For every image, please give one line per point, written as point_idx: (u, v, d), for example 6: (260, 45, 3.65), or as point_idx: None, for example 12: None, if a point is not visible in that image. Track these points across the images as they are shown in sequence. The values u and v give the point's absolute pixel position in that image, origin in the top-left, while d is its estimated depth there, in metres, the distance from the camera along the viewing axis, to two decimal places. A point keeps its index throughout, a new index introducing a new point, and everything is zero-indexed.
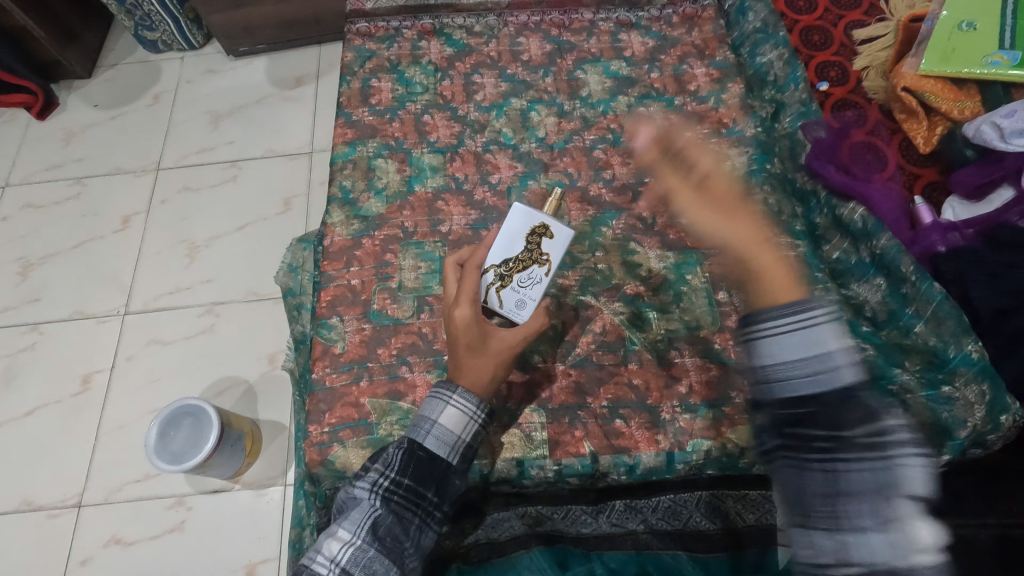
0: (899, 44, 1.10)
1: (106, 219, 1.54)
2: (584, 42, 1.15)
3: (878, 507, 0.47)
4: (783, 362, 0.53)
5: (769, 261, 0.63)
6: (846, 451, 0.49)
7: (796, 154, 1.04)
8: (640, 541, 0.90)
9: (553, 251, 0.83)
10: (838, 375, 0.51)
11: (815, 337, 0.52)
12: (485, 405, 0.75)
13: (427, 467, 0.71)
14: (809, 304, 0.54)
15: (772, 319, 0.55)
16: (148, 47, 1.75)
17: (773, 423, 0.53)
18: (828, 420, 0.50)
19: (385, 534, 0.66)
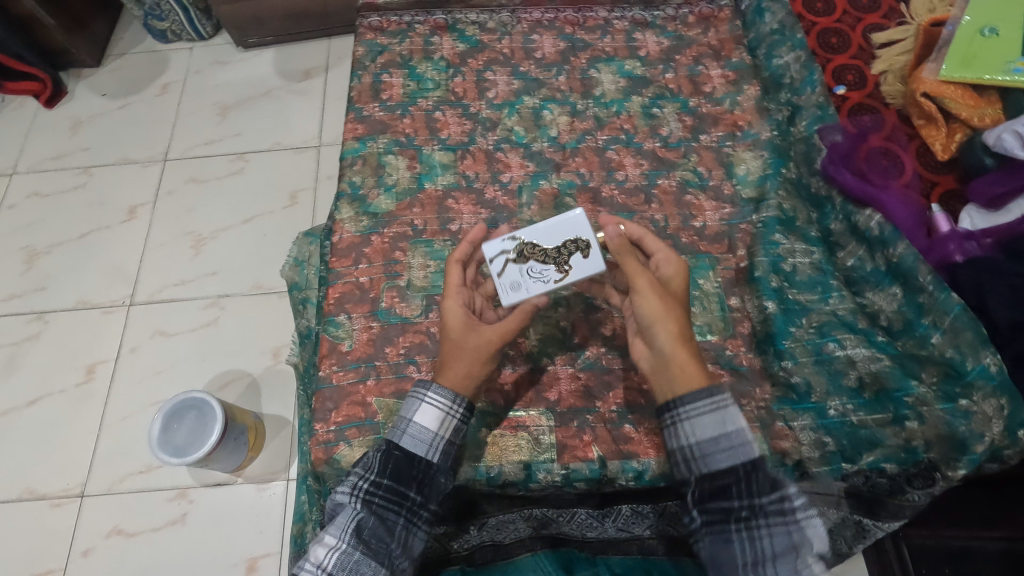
0: (919, 48, 1.09)
1: (112, 209, 1.54)
2: (598, 40, 1.14)
3: (792, 566, 0.61)
4: (702, 442, 0.68)
5: (677, 320, 0.71)
6: (763, 517, 0.63)
7: (811, 158, 1.03)
8: (644, 547, 0.93)
9: (577, 268, 0.78)
10: (748, 449, 0.66)
11: (726, 419, 0.67)
12: (461, 399, 0.73)
13: (405, 467, 0.70)
14: (718, 398, 0.68)
15: (688, 406, 0.69)
16: (157, 37, 1.74)
17: (701, 500, 0.66)
18: (741, 490, 0.65)
19: (370, 537, 0.66)
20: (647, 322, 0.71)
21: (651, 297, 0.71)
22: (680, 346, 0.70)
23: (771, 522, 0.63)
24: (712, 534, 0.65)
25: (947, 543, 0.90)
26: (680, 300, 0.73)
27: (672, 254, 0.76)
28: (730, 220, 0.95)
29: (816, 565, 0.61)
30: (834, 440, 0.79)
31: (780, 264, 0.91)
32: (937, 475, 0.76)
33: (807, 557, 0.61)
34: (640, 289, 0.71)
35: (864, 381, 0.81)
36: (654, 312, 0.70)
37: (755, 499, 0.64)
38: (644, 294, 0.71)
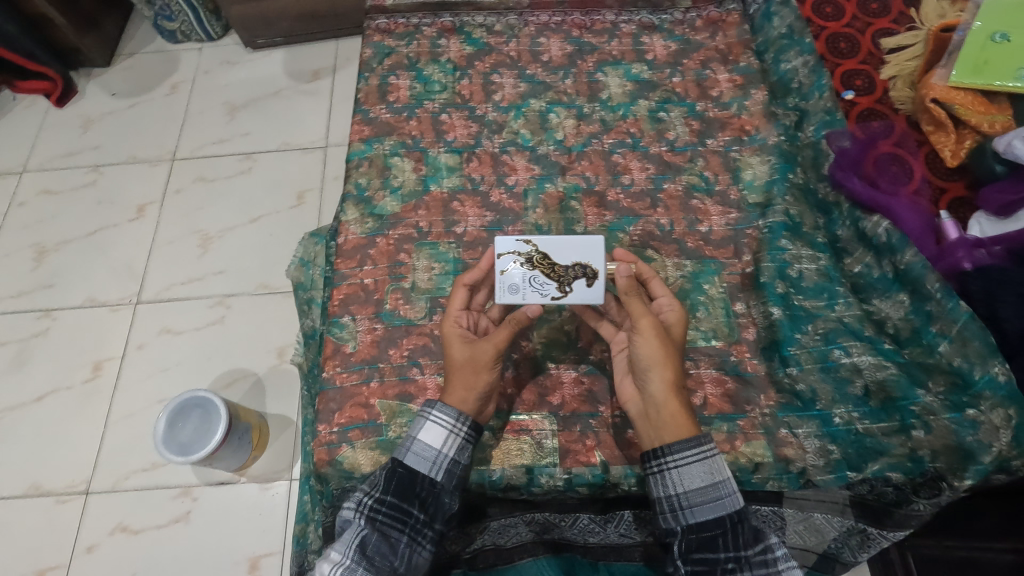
0: (930, 53, 1.08)
1: (120, 208, 1.55)
2: (605, 43, 1.14)
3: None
4: (689, 492, 0.68)
5: (677, 364, 0.72)
6: (749, 569, 0.63)
7: (819, 164, 1.01)
8: (648, 553, 0.91)
9: (575, 293, 0.79)
10: (733, 501, 0.67)
11: (713, 470, 0.68)
12: (465, 417, 0.74)
13: (409, 484, 0.70)
14: (706, 449, 0.69)
15: (677, 455, 0.69)
16: (167, 37, 1.75)
17: (688, 550, 0.65)
18: (727, 541, 0.65)
19: (374, 554, 0.65)
20: (644, 364, 0.72)
21: (652, 341, 0.72)
22: (672, 392, 0.72)
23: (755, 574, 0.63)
24: None
25: (953, 553, 0.89)
26: (676, 347, 0.75)
27: (675, 301, 0.77)
28: (736, 225, 0.95)
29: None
30: (839, 448, 0.78)
31: (786, 271, 0.90)
32: (943, 486, 0.75)
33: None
34: (643, 331, 0.72)
35: (870, 389, 0.81)
36: (653, 357, 0.72)
37: (742, 550, 0.64)
38: (643, 338, 0.72)
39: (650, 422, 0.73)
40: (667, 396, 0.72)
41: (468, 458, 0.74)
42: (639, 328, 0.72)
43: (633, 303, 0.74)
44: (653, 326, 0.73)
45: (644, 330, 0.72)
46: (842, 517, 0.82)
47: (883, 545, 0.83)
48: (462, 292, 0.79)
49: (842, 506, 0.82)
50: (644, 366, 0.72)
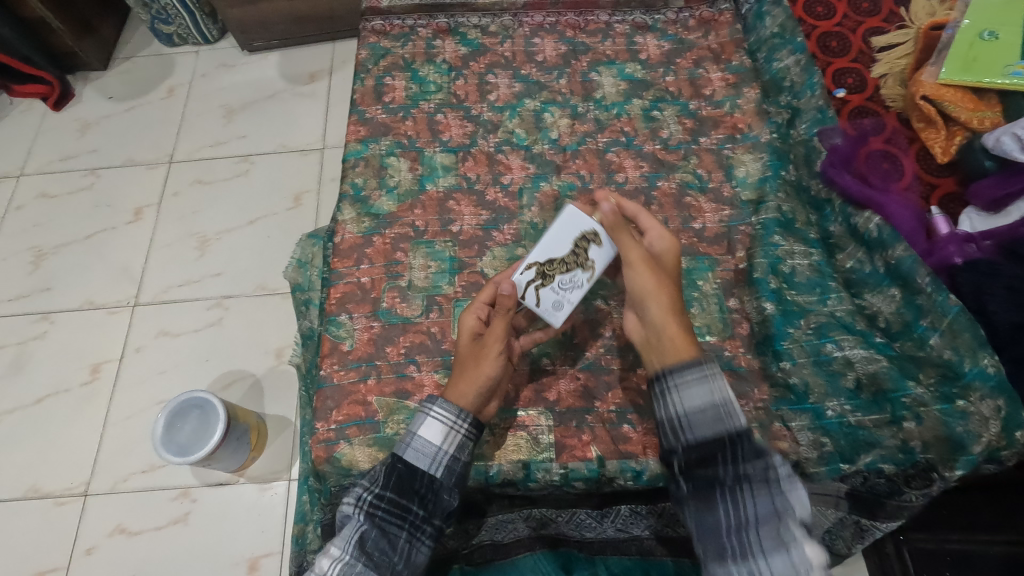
0: (920, 52, 1.10)
1: (118, 211, 1.55)
2: (599, 44, 1.15)
3: (777, 529, 0.60)
4: (689, 412, 0.67)
5: (671, 290, 0.74)
6: (748, 483, 0.63)
7: (811, 160, 1.03)
8: (643, 547, 0.92)
9: (599, 259, 0.81)
10: (735, 419, 0.66)
11: (713, 390, 0.67)
12: (466, 414, 0.74)
13: (408, 481, 0.71)
14: (707, 367, 0.69)
15: (677, 376, 0.69)
16: (164, 40, 1.75)
17: (688, 466, 0.66)
18: (727, 457, 0.64)
19: (374, 549, 0.66)
20: (639, 293, 0.75)
21: (643, 272, 0.74)
22: (669, 316, 0.72)
23: (755, 487, 0.62)
24: (698, 500, 0.64)
25: (944, 548, 0.90)
26: (671, 276, 0.76)
27: (664, 232, 0.79)
28: (729, 222, 0.96)
29: (801, 530, 0.60)
30: (832, 441, 0.79)
31: (778, 266, 0.91)
32: (934, 477, 0.76)
33: (792, 521, 0.60)
34: (633, 262, 0.75)
35: (862, 382, 0.82)
36: (645, 284, 0.74)
37: (741, 465, 0.63)
38: (634, 268, 0.75)
39: (654, 349, 0.74)
40: (665, 320, 0.72)
41: (468, 455, 0.74)
42: (631, 260, 0.76)
43: (623, 239, 0.78)
44: (643, 257, 0.76)
45: (634, 261, 0.75)
46: (836, 508, 0.81)
47: (875, 535, 0.84)
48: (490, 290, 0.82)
49: (835, 498, 0.80)
50: (640, 295, 0.74)
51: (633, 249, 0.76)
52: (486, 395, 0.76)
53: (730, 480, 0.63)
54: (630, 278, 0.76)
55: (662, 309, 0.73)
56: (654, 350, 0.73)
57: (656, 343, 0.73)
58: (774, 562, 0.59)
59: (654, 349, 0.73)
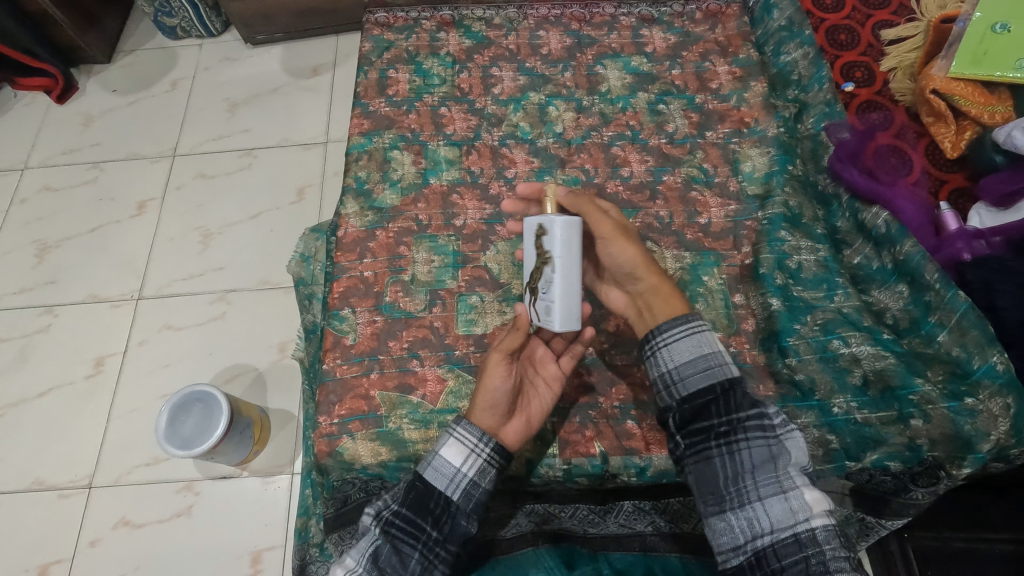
0: (929, 45, 1.08)
1: (122, 204, 1.55)
2: (604, 37, 1.14)
3: (772, 476, 0.63)
4: (680, 366, 0.70)
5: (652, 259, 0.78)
6: (743, 432, 0.65)
7: (818, 156, 1.02)
8: (646, 544, 0.92)
9: (553, 248, 0.74)
10: (726, 369, 0.69)
11: (702, 343, 0.70)
12: (487, 438, 0.72)
13: (425, 499, 0.69)
14: (697, 325, 0.72)
15: (666, 334, 0.72)
16: (167, 33, 1.75)
17: (684, 421, 0.68)
18: (721, 407, 0.67)
19: (385, 566, 0.64)
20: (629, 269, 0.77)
21: (628, 248, 0.76)
22: (662, 286, 0.76)
23: (750, 436, 0.65)
24: (696, 454, 0.67)
25: (949, 544, 0.90)
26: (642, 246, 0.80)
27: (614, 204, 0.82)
28: (736, 217, 0.95)
29: (797, 475, 0.63)
30: (838, 438, 0.78)
31: (785, 261, 0.90)
32: (941, 474, 0.76)
33: (786, 467, 0.63)
34: (617, 241, 0.77)
35: (869, 379, 0.81)
36: (632, 259, 0.76)
37: (734, 414, 0.66)
38: (618, 246, 0.77)
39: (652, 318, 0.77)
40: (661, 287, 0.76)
41: (488, 482, 0.71)
42: (610, 239, 0.77)
43: (594, 221, 0.78)
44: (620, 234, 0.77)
45: (613, 240, 0.77)
46: (840, 506, 0.82)
47: (880, 533, 0.84)
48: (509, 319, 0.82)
49: (839, 495, 0.82)
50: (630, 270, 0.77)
51: (609, 228, 0.77)
52: (498, 412, 0.74)
53: (728, 431, 0.66)
54: (616, 254, 0.77)
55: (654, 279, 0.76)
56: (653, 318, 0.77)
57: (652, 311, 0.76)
58: (771, 508, 0.62)
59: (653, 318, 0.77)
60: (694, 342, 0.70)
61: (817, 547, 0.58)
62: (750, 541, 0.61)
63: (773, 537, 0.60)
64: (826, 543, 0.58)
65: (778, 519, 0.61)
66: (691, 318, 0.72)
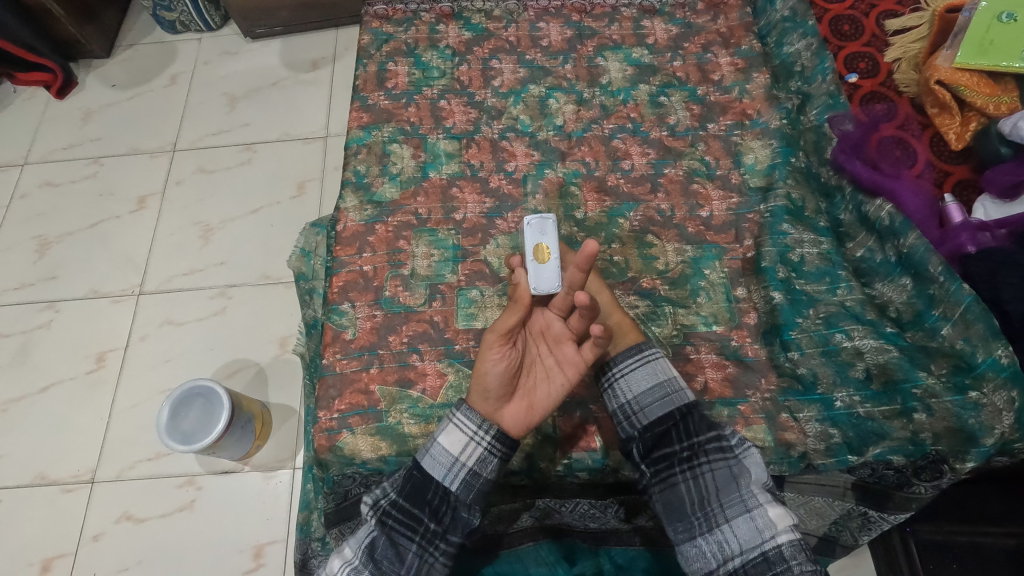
0: (934, 35, 1.06)
1: (122, 199, 1.55)
2: (605, 28, 1.12)
3: (738, 496, 0.66)
4: (638, 396, 0.74)
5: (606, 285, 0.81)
6: (704, 456, 0.69)
7: (821, 147, 1.01)
8: (648, 538, 0.92)
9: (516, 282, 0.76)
10: (682, 394, 0.73)
11: (657, 370, 0.74)
12: (488, 425, 0.71)
13: (422, 489, 0.70)
14: (648, 350, 0.75)
15: (622, 363, 0.75)
16: (166, 27, 1.74)
17: (647, 450, 0.71)
18: (681, 433, 0.71)
19: (381, 558, 0.66)
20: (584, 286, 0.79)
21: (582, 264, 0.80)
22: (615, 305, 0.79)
23: (712, 459, 0.69)
24: (662, 481, 0.69)
25: (951, 538, 0.90)
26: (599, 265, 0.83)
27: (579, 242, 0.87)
28: (737, 210, 0.94)
29: (760, 493, 0.66)
30: (840, 431, 0.78)
31: (787, 255, 0.90)
32: (945, 469, 0.75)
33: (749, 485, 0.67)
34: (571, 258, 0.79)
35: (871, 372, 0.81)
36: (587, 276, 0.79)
37: (694, 439, 0.70)
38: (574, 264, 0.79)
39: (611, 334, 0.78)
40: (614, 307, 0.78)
41: (490, 471, 0.71)
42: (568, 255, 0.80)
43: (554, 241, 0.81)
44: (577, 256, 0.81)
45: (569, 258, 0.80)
46: (842, 499, 0.82)
47: (883, 528, 0.83)
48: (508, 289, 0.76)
49: (841, 489, 0.82)
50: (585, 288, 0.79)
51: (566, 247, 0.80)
52: (496, 395, 0.72)
53: (690, 456, 0.69)
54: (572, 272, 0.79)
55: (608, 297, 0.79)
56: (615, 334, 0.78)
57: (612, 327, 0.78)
58: (739, 528, 0.64)
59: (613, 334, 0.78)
60: (650, 370, 0.74)
61: (785, 563, 0.61)
62: (722, 564, 0.64)
63: (743, 558, 0.63)
64: (794, 559, 0.61)
65: (747, 539, 0.63)
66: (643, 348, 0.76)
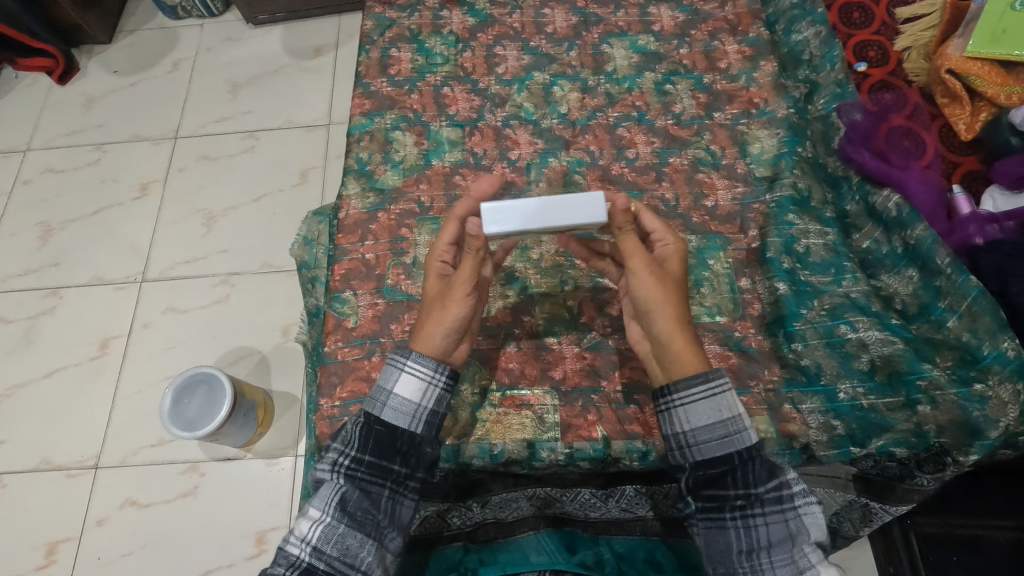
0: (944, 24, 1.04)
1: (125, 186, 1.54)
2: (611, 15, 1.11)
3: (789, 555, 0.63)
4: (695, 430, 0.69)
5: (686, 314, 0.72)
6: (760, 505, 0.65)
7: (829, 137, 0.99)
8: (648, 528, 0.92)
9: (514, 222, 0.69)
10: (744, 437, 0.67)
11: (722, 407, 0.68)
12: (442, 368, 0.74)
13: (389, 441, 0.71)
14: (715, 382, 0.68)
15: (684, 392, 0.69)
16: (169, 13, 1.73)
17: (696, 486, 0.68)
18: (737, 478, 0.66)
19: (355, 510, 0.68)
20: (647, 309, 0.72)
21: (649, 281, 0.71)
22: (684, 336, 0.71)
23: (768, 510, 0.64)
24: (707, 522, 0.66)
25: (951, 530, 0.90)
26: (677, 283, 0.73)
27: (671, 237, 0.76)
28: (742, 200, 0.94)
29: (813, 553, 0.62)
30: (843, 424, 0.77)
31: (792, 246, 0.88)
32: (948, 461, 0.73)
33: (803, 545, 0.63)
34: (639, 272, 0.71)
35: (876, 364, 0.80)
36: (658, 299, 0.71)
37: (752, 489, 0.65)
38: (644, 280, 0.71)
39: (662, 361, 0.73)
40: (678, 338, 0.71)
41: (446, 407, 0.75)
42: (640, 269, 0.71)
43: (630, 246, 0.71)
44: (653, 272, 0.71)
45: (640, 273, 0.71)
46: (844, 491, 0.84)
47: (886, 519, 0.83)
48: (455, 227, 0.78)
49: (843, 481, 0.83)
50: (648, 312, 0.72)
51: (644, 257, 0.71)
52: (458, 333, 0.76)
53: (746, 506, 0.65)
54: (634, 286, 0.72)
55: (676, 325, 0.71)
56: (669, 366, 0.72)
57: (670, 359, 0.71)
58: None
59: (667, 365, 0.72)
60: (710, 404, 0.68)
61: None
62: None
63: None
64: None
65: None
66: (716, 383, 0.68)
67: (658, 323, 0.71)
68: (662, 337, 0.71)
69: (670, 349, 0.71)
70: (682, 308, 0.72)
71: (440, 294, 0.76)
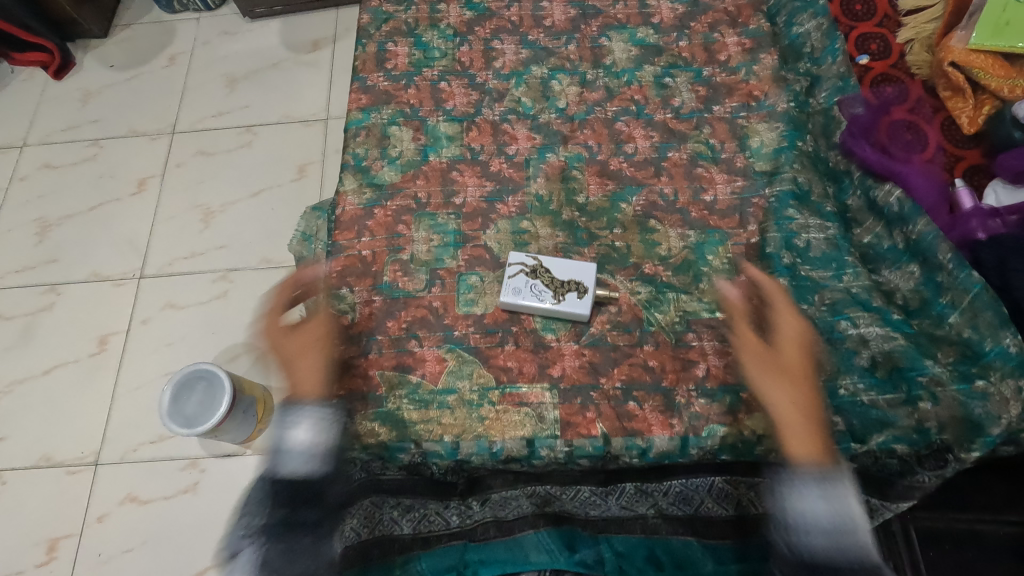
0: (948, 15, 1.03)
1: (122, 181, 1.54)
2: (610, 7, 1.10)
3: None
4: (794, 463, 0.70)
5: (801, 401, 0.73)
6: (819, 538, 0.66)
7: (830, 131, 0.99)
8: (650, 526, 0.85)
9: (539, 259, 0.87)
10: (841, 486, 0.67)
11: (830, 460, 0.68)
12: (328, 408, 0.78)
13: (300, 488, 0.72)
14: (830, 474, 0.67)
15: (793, 449, 0.70)
16: (164, 7, 1.71)
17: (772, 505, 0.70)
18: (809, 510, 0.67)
19: (276, 565, 0.68)
20: (760, 393, 0.75)
21: (783, 374, 0.75)
22: (804, 422, 0.71)
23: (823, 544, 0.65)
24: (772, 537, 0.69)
25: (951, 526, 0.88)
26: (801, 368, 0.75)
27: (799, 323, 0.78)
28: (742, 194, 0.93)
29: None
30: (843, 420, 0.76)
31: (792, 241, 0.88)
32: (950, 457, 0.74)
33: None
34: (759, 361, 0.76)
35: (876, 361, 0.79)
36: (777, 385, 0.74)
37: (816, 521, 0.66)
38: (757, 366, 0.76)
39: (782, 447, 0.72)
40: (795, 421, 0.72)
41: (342, 440, 0.77)
42: (757, 354, 0.77)
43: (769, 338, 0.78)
44: (772, 362, 0.76)
45: (752, 358, 0.77)
46: None
47: None
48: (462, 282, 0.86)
49: None
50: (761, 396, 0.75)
51: (765, 348, 0.77)
52: (334, 381, 0.81)
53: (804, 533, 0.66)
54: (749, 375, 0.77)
55: (791, 411, 0.72)
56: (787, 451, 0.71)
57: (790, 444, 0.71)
58: None
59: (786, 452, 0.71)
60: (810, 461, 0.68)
61: None
62: None
63: None
64: None
65: None
66: (828, 458, 0.69)
67: (775, 409, 0.73)
68: (779, 421, 0.73)
69: (788, 434, 0.71)
70: (802, 395, 0.73)
71: (306, 341, 0.83)
